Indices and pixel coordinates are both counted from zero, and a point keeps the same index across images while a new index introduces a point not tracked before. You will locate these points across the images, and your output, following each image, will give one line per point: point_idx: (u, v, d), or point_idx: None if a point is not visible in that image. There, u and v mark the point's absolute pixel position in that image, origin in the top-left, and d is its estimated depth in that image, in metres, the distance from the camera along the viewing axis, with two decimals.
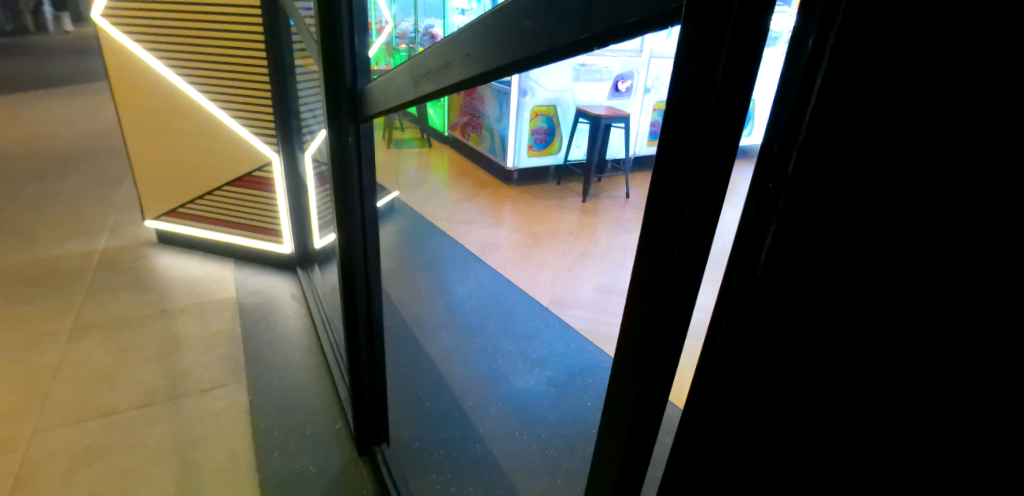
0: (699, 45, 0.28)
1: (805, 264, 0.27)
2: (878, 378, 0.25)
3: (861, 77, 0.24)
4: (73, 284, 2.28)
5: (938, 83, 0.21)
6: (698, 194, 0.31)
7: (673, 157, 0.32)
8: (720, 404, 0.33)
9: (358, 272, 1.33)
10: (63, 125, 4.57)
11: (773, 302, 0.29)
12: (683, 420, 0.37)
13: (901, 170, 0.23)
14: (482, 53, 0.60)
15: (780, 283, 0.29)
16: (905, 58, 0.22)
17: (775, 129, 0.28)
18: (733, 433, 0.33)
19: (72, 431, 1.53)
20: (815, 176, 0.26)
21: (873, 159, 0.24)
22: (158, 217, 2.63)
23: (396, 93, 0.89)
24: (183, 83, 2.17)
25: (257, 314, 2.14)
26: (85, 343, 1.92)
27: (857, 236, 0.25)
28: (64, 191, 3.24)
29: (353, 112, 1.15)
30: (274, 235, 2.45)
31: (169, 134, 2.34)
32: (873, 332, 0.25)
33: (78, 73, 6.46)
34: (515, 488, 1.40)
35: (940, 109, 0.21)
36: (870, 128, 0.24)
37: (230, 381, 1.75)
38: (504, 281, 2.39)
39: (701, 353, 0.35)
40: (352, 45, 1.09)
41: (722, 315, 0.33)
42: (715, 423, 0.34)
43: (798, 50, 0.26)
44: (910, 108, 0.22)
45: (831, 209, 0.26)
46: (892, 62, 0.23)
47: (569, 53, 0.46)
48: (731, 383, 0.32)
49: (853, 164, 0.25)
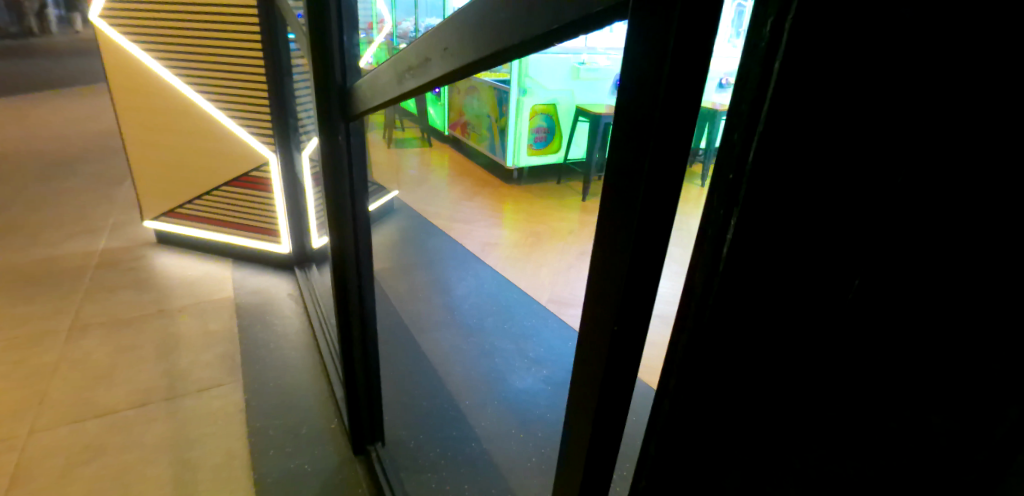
0: (654, 39, 0.28)
1: (766, 257, 0.27)
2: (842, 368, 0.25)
3: (821, 67, 0.23)
4: (74, 284, 2.28)
5: (891, 74, 0.21)
6: (654, 187, 0.31)
7: (628, 152, 0.31)
8: (686, 398, 0.33)
9: (350, 271, 1.32)
10: (67, 125, 4.58)
11: (734, 298, 0.29)
12: (652, 419, 0.36)
13: (860, 162, 0.23)
14: (459, 46, 0.59)
15: (744, 282, 0.28)
16: (863, 48, 0.22)
17: (732, 121, 0.28)
18: (698, 428, 0.33)
19: (69, 431, 1.52)
20: (783, 171, 0.25)
21: (835, 155, 0.24)
22: (157, 218, 2.62)
23: (384, 89, 0.87)
24: (182, 82, 2.17)
25: (254, 314, 2.14)
26: (84, 342, 1.92)
27: (816, 226, 0.25)
28: (67, 192, 3.25)
29: (344, 110, 1.14)
30: (272, 235, 2.45)
31: (171, 134, 2.32)
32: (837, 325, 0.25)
33: (83, 74, 6.50)
34: (511, 488, 1.40)
35: (911, 102, 0.21)
36: (834, 120, 0.23)
37: (226, 380, 1.75)
38: (505, 281, 2.39)
39: (667, 349, 0.34)
40: (341, 41, 1.08)
41: (688, 312, 0.32)
42: (680, 423, 0.34)
43: (752, 40, 0.26)
44: (875, 105, 0.22)
45: (796, 205, 0.25)
46: (865, 54, 0.22)
47: (547, 43, 0.45)
48: (699, 380, 0.32)
49: (817, 156, 0.24)
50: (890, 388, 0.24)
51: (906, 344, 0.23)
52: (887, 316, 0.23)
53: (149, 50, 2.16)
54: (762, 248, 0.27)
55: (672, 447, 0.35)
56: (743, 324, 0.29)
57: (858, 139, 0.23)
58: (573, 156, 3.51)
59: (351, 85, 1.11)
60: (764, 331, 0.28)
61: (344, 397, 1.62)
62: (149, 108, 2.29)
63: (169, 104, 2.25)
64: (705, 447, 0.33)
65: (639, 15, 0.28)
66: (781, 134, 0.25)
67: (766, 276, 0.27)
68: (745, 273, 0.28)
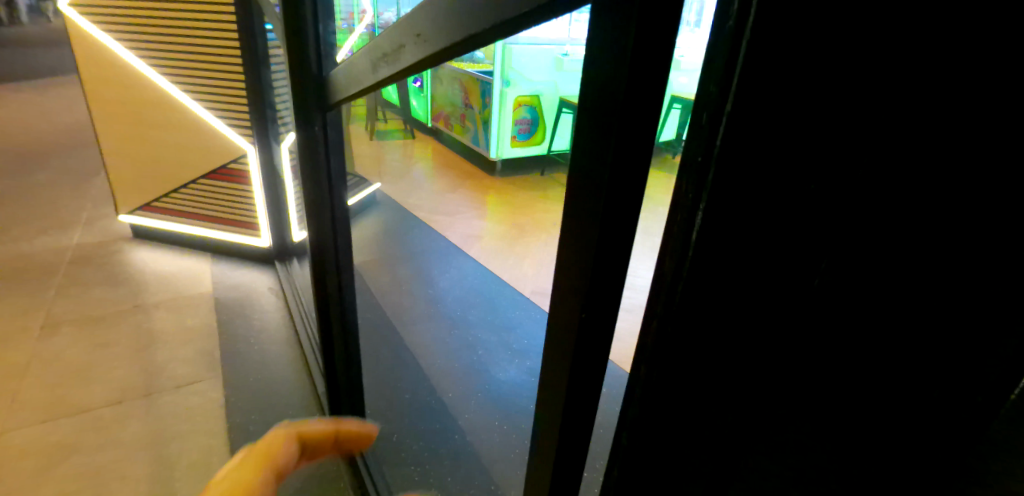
0: (619, 26, 0.28)
1: (732, 238, 0.29)
2: (806, 335, 0.29)
3: (780, 57, 0.24)
4: (45, 280, 2.21)
5: (838, 75, 0.24)
6: (615, 173, 0.31)
7: (593, 140, 0.31)
8: (659, 375, 0.35)
9: (329, 264, 1.31)
10: (34, 117, 4.41)
11: (702, 279, 0.31)
12: (628, 403, 0.38)
13: (812, 152, 0.25)
14: (431, 31, 0.58)
15: (711, 271, 0.30)
16: (814, 43, 0.23)
17: (699, 102, 0.28)
18: (670, 402, 0.35)
19: (41, 430, 1.48)
20: (746, 166, 0.27)
21: (793, 143, 0.26)
22: (133, 212, 2.55)
23: (359, 77, 0.85)
24: (161, 75, 2.10)
25: (233, 309, 2.10)
26: (56, 339, 1.87)
27: (773, 212, 0.27)
28: (36, 186, 3.13)
29: (320, 100, 1.11)
30: (252, 229, 2.41)
31: (149, 128, 2.25)
32: (800, 300, 0.29)
33: (51, 65, 6.26)
34: (494, 479, 1.40)
35: (843, 117, 0.24)
36: (790, 119, 0.25)
37: (205, 376, 1.72)
38: (488, 273, 2.38)
39: (642, 326, 0.36)
40: (316, 30, 1.05)
41: (658, 297, 0.34)
42: (656, 404, 0.36)
43: (721, 22, 0.26)
44: (824, 99, 0.24)
45: (758, 199, 0.27)
46: (821, 56, 0.24)
47: (518, 28, 0.45)
48: (669, 359, 0.34)
49: (775, 154, 0.26)
50: (845, 349, 0.28)
51: (860, 313, 0.27)
52: (852, 293, 0.27)
53: (121, 39, 2.09)
54: (727, 231, 0.29)
55: (646, 429, 0.37)
56: (710, 302, 0.31)
57: (812, 131, 0.25)
58: (557, 148, 3.49)
59: (327, 74, 1.08)
60: (728, 309, 0.31)
61: (326, 391, 1.60)
62: (125, 100, 2.21)
63: (143, 95, 2.18)
64: (677, 419, 0.36)
65: (607, 5, 0.28)
66: (745, 120, 0.26)
67: (731, 257, 0.29)
68: (713, 257, 0.30)
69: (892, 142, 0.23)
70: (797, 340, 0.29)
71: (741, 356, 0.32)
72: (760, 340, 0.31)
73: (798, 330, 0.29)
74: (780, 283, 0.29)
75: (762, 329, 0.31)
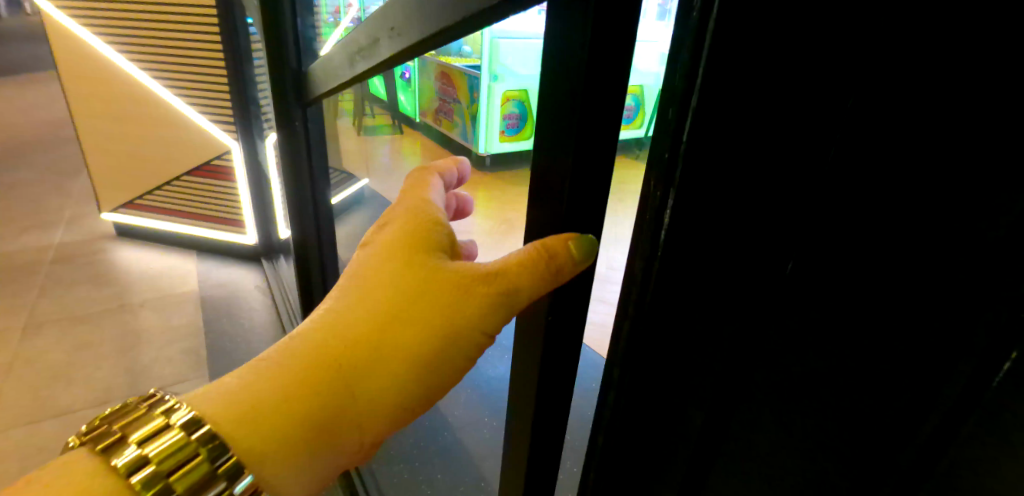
0: None
1: (699, 222, 0.33)
2: (770, 306, 0.33)
3: (737, 58, 0.28)
4: (25, 280, 2.16)
5: (788, 75, 0.28)
6: None
7: None
8: (638, 350, 0.38)
9: (314, 261, 1.29)
10: (11, 113, 4.27)
11: (675, 260, 0.34)
12: (609, 378, 0.41)
13: (768, 142, 0.30)
14: (404, 25, 0.57)
15: (687, 254, 0.34)
16: (765, 47, 0.27)
17: (666, 99, 0.31)
18: (649, 371, 0.39)
19: (25, 432, 1.45)
20: (714, 156, 0.31)
21: (751, 135, 0.30)
22: (116, 210, 2.49)
23: (336, 70, 0.83)
24: (147, 75, 2.06)
25: (220, 306, 2.08)
26: (38, 340, 1.83)
27: (739, 196, 0.32)
28: (14, 185, 3.05)
29: (300, 94, 1.09)
30: (238, 226, 2.38)
31: (134, 129, 2.21)
32: (769, 278, 0.33)
33: (29, 61, 6.08)
34: (484, 474, 1.40)
35: (793, 112, 0.28)
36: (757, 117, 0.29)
37: (191, 375, 1.69)
38: None
39: (617, 313, 0.39)
40: (295, 25, 1.03)
41: (633, 283, 0.37)
42: (634, 382, 0.40)
43: (685, 16, 0.29)
44: (777, 97, 0.29)
45: (723, 188, 0.31)
46: (782, 65, 0.28)
47: (485, 20, 0.44)
48: (647, 335, 0.37)
49: (735, 146, 0.30)
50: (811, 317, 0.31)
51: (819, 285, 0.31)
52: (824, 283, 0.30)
53: (100, 33, 2.03)
54: (696, 216, 0.32)
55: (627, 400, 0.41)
56: (682, 280, 0.35)
57: (768, 124, 0.29)
58: None
59: (306, 68, 1.06)
60: (701, 284, 0.35)
61: None
62: (109, 100, 2.16)
63: (123, 91, 2.13)
64: (657, 384, 0.40)
65: None
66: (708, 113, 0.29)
67: (700, 239, 0.33)
68: (685, 240, 0.33)
69: (854, 144, 0.27)
70: (763, 310, 0.33)
71: (722, 335, 0.36)
72: (730, 312, 0.35)
73: (763, 302, 0.33)
74: (757, 266, 0.33)
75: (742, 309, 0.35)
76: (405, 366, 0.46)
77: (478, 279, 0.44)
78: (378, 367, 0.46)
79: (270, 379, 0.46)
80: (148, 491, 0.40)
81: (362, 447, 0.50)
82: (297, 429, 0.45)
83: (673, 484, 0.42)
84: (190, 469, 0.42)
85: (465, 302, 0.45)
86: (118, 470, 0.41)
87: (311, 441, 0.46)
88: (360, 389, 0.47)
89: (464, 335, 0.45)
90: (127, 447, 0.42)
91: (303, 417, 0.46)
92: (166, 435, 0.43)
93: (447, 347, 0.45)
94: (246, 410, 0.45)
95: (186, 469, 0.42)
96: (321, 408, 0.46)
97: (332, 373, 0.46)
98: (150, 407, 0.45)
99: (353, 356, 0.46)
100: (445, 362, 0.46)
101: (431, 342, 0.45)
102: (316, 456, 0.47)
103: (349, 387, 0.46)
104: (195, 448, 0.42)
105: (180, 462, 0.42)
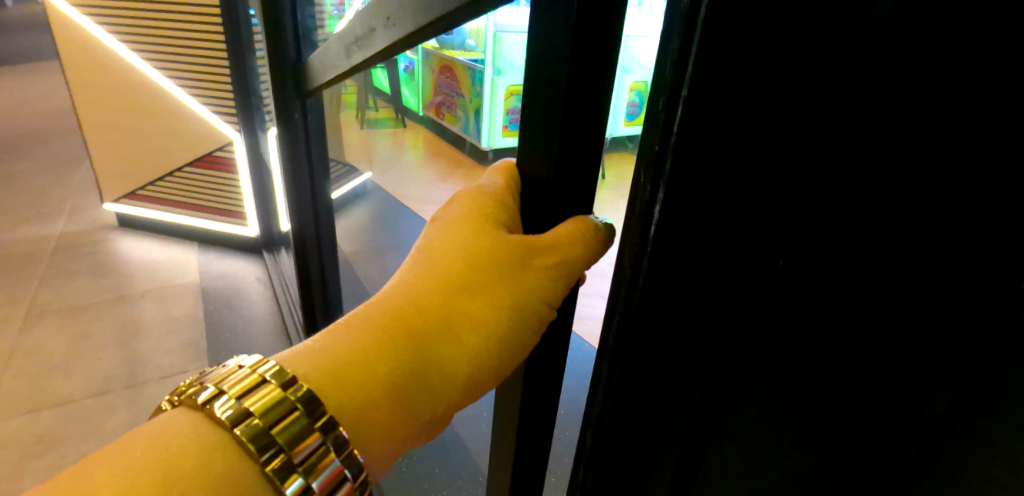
0: None
1: (687, 217, 0.33)
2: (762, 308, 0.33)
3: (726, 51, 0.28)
4: (27, 269, 2.17)
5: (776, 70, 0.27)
6: None
7: None
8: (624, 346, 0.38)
9: (312, 254, 1.29)
10: (13, 102, 4.26)
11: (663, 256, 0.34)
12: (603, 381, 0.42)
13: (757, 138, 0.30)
14: (398, 15, 0.56)
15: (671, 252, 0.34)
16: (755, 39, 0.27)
17: (656, 90, 0.31)
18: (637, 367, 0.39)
19: (25, 420, 1.46)
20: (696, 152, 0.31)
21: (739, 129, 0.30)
22: (118, 201, 2.48)
23: (335, 62, 0.82)
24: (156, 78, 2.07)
25: (221, 298, 2.08)
26: (38, 329, 1.83)
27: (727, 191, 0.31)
28: (15, 173, 3.04)
29: (299, 86, 1.08)
30: (239, 217, 2.38)
31: (142, 128, 2.22)
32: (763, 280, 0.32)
33: (31, 48, 6.05)
34: (479, 467, 1.40)
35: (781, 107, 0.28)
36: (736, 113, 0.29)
37: (191, 366, 1.69)
38: None
39: (607, 306, 0.39)
40: (294, 15, 1.02)
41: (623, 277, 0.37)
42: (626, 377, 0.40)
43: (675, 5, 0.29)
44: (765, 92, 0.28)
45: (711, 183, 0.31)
46: (757, 52, 0.27)
47: (480, 9, 0.44)
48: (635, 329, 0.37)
49: (722, 140, 0.30)
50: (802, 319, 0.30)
51: None
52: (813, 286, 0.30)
53: (101, 22, 2.02)
54: (684, 211, 0.32)
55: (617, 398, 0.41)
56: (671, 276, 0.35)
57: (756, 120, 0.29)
58: None
59: (305, 59, 1.05)
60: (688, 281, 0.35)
61: None
62: (118, 100, 2.17)
63: (124, 81, 2.12)
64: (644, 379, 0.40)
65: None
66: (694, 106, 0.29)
67: (688, 234, 0.33)
68: (674, 236, 0.33)
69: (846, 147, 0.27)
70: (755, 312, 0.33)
71: (710, 334, 0.35)
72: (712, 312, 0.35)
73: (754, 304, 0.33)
74: (758, 264, 0.32)
75: (733, 313, 0.33)
76: (480, 332, 0.46)
77: (535, 251, 0.45)
78: (452, 335, 0.47)
79: (340, 346, 0.45)
80: (254, 445, 0.36)
81: (427, 429, 0.47)
82: (376, 392, 0.43)
83: (661, 483, 0.42)
84: (290, 421, 0.38)
85: (527, 273, 0.46)
86: (222, 422, 0.37)
87: (387, 410, 0.44)
88: (433, 355, 0.46)
89: (529, 303, 0.47)
90: (220, 399, 0.38)
91: (382, 380, 0.44)
92: (263, 390, 0.39)
93: (517, 313, 0.46)
94: (325, 370, 0.43)
95: (285, 423, 0.37)
96: (399, 372, 0.44)
97: (407, 337, 0.46)
98: (223, 370, 0.41)
99: (425, 323, 0.47)
100: (516, 330, 0.46)
101: (504, 308, 0.46)
102: (393, 429, 0.44)
103: (422, 350, 0.46)
104: (292, 401, 0.39)
105: (280, 418, 0.38)
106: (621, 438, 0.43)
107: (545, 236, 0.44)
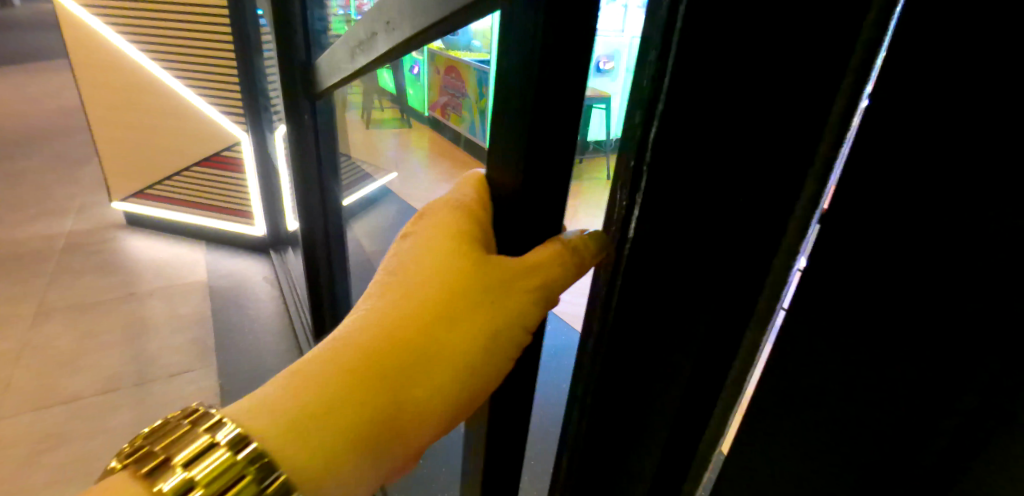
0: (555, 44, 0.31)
1: (661, 232, 0.33)
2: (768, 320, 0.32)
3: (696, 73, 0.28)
4: (36, 268, 2.18)
5: (744, 87, 0.28)
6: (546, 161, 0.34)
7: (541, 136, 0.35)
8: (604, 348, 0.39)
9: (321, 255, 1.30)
10: (22, 101, 4.28)
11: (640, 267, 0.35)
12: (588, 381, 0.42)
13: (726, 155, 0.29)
14: (399, 21, 0.56)
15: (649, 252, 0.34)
16: (725, 58, 0.27)
17: (634, 100, 0.33)
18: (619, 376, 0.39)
19: (35, 418, 1.47)
20: (676, 151, 0.31)
21: (709, 145, 0.30)
22: (126, 199, 2.50)
23: (342, 64, 0.81)
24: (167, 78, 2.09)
25: (227, 296, 2.09)
26: (48, 328, 1.84)
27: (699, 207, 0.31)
28: (25, 171, 3.07)
29: (307, 87, 1.09)
30: (246, 217, 2.39)
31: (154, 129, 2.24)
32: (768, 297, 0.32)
33: (40, 47, 6.08)
34: None
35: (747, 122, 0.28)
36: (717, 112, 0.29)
37: (198, 365, 1.70)
38: None
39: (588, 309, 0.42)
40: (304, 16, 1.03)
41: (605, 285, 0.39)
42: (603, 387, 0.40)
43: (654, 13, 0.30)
44: (735, 107, 0.28)
45: (683, 198, 0.31)
46: (725, 67, 0.28)
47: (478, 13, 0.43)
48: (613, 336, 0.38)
49: (694, 155, 0.30)
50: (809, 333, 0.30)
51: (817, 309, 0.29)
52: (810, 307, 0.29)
53: (110, 22, 2.03)
54: (658, 226, 0.33)
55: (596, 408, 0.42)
56: (646, 289, 0.35)
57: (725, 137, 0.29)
58: None
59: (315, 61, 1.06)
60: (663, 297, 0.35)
61: None
62: (130, 100, 2.19)
63: (133, 81, 2.14)
64: (626, 390, 0.40)
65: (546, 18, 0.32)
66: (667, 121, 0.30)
67: (663, 250, 0.34)
68: (649, 249, 0.34)
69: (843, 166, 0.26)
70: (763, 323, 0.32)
71: None
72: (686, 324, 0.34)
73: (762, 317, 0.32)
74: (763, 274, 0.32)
75: (715, 319, 0.33)
76: (455, 368, 0.45)
77: (518, 276, 0.44)
78: (425, 372, 0.46)
79: (307, 392, 0.44)
80: None
81: (408, 457, 0.48)
82: (345, 444, 0.43)
83: None
84: (237, 490, 0.39)
85: (508, 299, 0.44)
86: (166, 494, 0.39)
87: (363, 452, 0.44)
88: (406, 396, 0.45)
89: (506, 332, 0.46)
90: (173, 466, 0.40)
91: (353, 427, 0.43)
92: (214, 454, 0.40)
93: (496, 341, 0.45)
94: (288, 425, 0.43)
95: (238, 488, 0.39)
96: (369, 418, 0.44)
97: (376, 382, 0.44)
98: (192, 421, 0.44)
99: (394, 361, 0.45)
100: (496, 358, 0.46)
101: (480, 340, 0.45)
102: (369, 468, 0.45)
103: (394, 390, 0.45)
104: (242, 467, 0.39)
105: (229, 484, 0.39)
106: (600, 448, 0.43)
107: (524, 260, 0.43)
